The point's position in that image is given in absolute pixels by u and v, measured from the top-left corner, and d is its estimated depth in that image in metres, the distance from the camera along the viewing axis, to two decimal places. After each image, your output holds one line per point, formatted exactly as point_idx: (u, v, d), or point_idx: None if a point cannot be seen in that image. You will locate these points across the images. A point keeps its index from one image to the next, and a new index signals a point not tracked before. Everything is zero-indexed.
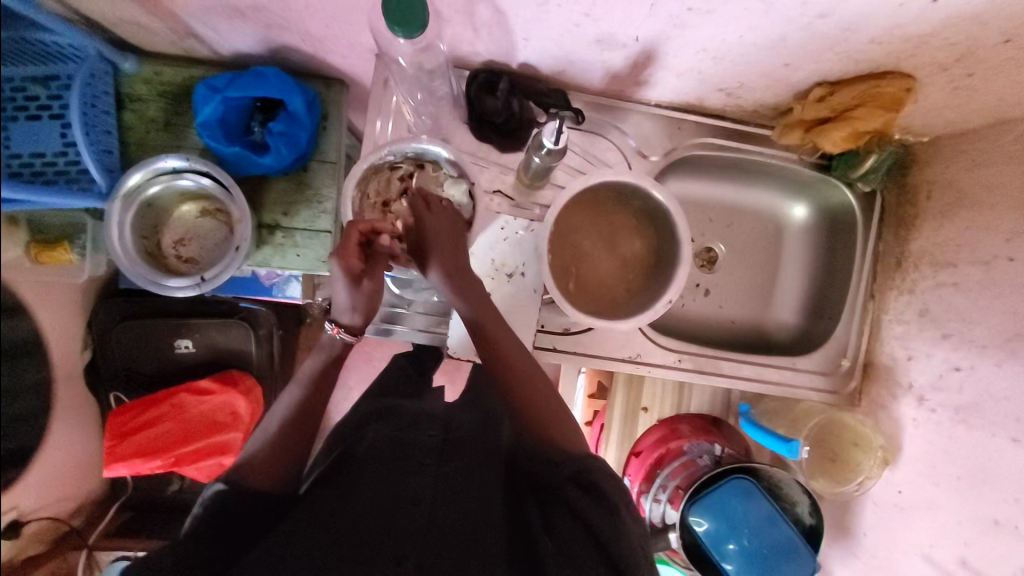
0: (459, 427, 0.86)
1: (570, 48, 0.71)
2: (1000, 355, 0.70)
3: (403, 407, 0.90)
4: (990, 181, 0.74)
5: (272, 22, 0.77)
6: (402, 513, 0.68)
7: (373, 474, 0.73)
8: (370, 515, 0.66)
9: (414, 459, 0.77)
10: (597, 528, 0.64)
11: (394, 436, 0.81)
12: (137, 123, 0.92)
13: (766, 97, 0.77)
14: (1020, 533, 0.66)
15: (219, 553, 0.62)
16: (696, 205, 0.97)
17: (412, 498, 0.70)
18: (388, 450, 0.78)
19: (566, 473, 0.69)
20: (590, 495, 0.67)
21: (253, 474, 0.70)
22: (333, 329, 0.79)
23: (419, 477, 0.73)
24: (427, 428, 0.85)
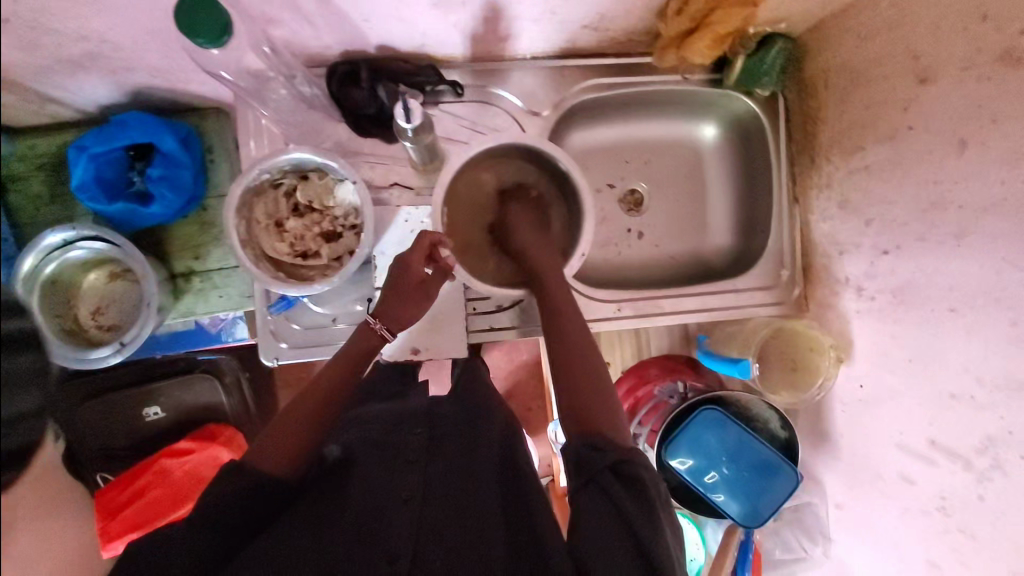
0: (444, 417, 0.77)
1: (414, 18, 0.68)
2: (921, 228, 0.69)
3: (371, 410, 0.79)
4: (876, 55, 0.72)
5: (115, 67, 0.74)
6: (392, 514, 0.63)
7: (363, 477, 0.67)
8: (359, 518, 0.63)
9: (398, 456, 0.70)
10: (611, 483, 0.57)
11: (379, 437, 0.73)
12: (25, 204, 0.91)
13: (634, 20, 0.74)
14: (977, 402, 0.64)
15: (216, 546, 0.57)
16: (606, 150, 0.95)
17: (404, 496, 0.64)
18: (374, 451, 0.71)
19: (603, 461, 0.58)
20: (619, 476, 0.57)
21: (262, 459, 0.63)
22: (376, 324, 0.73)
23: (410, 476, 0.67)
24: (411, 427, 0.74)
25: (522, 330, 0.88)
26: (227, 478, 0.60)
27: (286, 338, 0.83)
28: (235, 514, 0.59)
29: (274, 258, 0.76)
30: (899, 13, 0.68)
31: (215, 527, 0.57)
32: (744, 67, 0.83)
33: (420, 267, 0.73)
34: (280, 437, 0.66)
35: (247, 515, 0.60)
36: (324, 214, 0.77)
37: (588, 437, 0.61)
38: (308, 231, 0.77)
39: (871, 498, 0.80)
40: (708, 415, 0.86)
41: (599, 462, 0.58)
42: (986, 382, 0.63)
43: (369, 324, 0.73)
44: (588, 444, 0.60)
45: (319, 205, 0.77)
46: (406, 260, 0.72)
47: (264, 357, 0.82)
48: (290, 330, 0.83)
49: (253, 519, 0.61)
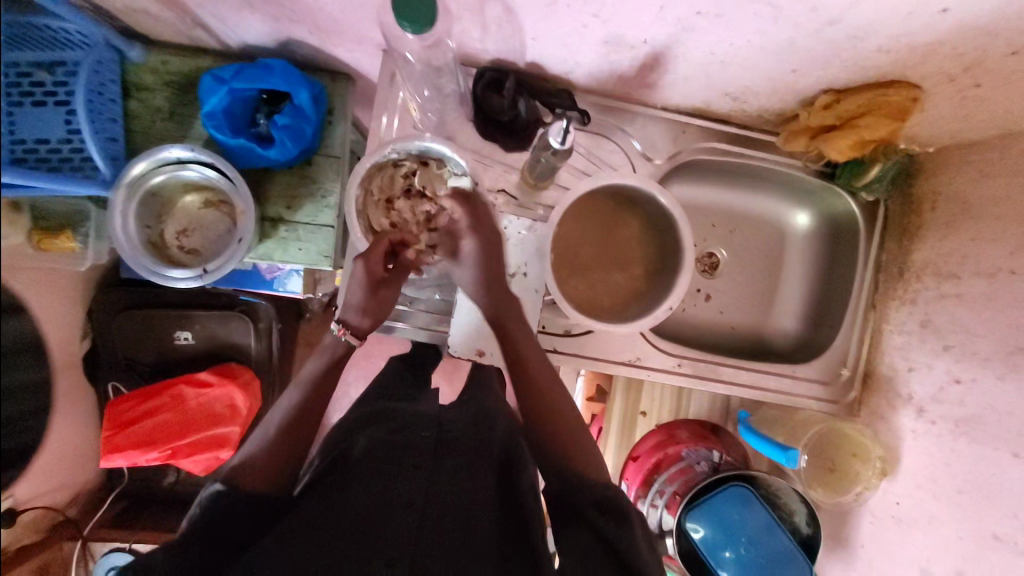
0: (452, 427, 0.83)
1: (576, 48, 0.71)
2: (1002, 368, 0.70)
3: (396, 406, 0.87)
4: (997, 194, 0.74)
5: (280, 14, 0.77)
6: (394, 517, 0.65)
7: (367, 477, 0.71)
8: (363, 514, 0.66)
9: (404, 461, 0.74)
10: (595, 516, 0.66)
11: (387, 437, 0.78)
12: (142, 112, 0.93)
13: (774, 102, 0.77)
14: (1019, 549, 0.65)
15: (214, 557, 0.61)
16: (701, 209, 0.97)
17: (405, 501, 0.68)
18: (382, 450, 0.75)
19: (586, 500, 0.68)
20: (601, 511, 0.67)
21: (249, 475, 0.68)
22: (340, 330, 0.74)
23: (411, 481, 0.71)
24: (421, 428, 0.81)
25: None
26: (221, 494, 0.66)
27: None
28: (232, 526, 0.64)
29: (377, 233, 0.78)
30: None
31: (211, 545, 0.62)
32: (875, 175, 0.84)
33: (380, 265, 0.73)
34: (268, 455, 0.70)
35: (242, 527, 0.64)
36: (434, 202, 0.79)
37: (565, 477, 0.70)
38: (414, 215, 0.79)
39: None
40: (736, 490, 0.86)
41: (581, 501, 0.68)
42: None
43: (335, 332, 0.74)
44: (571, 493, 0.69)
45: (430, 192, 0.79)
46: (367, 262, 0.72)
47: (338, 319, 0.84)
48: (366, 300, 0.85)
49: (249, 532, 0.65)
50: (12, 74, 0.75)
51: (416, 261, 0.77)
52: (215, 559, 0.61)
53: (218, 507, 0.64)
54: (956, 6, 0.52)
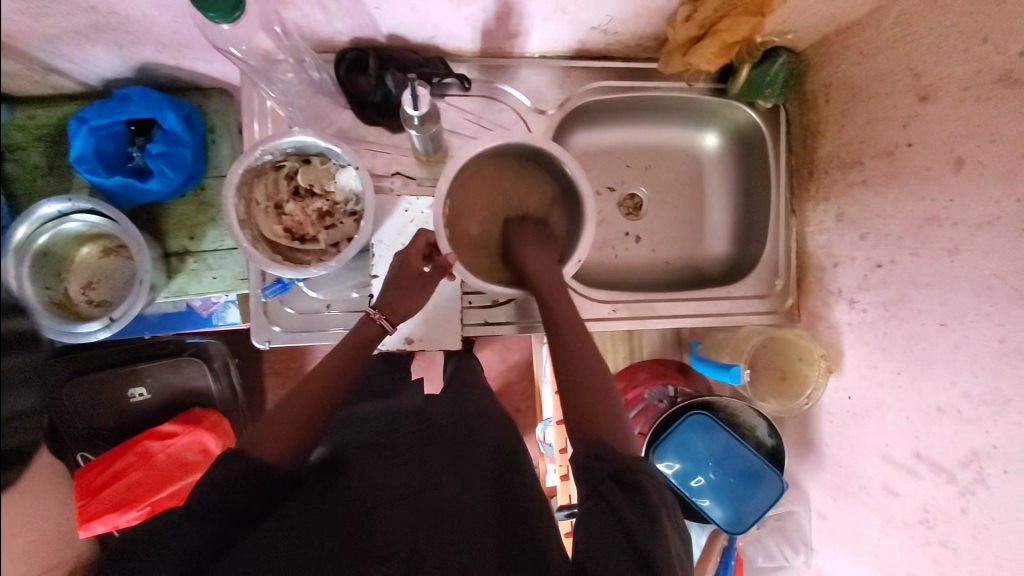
0: (438, 420, 0.80)
1: (425, 9, 0.68)
2: (915, 242, 0.70)
3: (368, 413, 0.83)
4: (879, 71, 0.73)
5: (122, 40, 0.74)
6: (387, 508, 0.62)
7: (359, 476, 0.68)
8: (353, 510, 0.62)
9: (395, 457, 0.71)
10: (611, 488, 0.55)
11: (372, 441, 0.75)
12: (22, 173, 0.89)
13: (644, 25, 0.75)
14: (963, 416, 0.65)
15: (205, 541, 0.54)
16: (610, 152, 0.95)
17: (398, 491, 0.64)
18: (369, 452, 0.72)
19: (603, 471, 0.56)
20: (621, 485, 0.55)
21: (261, 447, 0.63)
22: (377, 315, 0.74)
23: (403, 473, 0.68)
24: (408, 426, 0.79)
25: (520, 325, 0.88)
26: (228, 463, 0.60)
27: (280, 321, 0.82)
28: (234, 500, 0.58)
29: (271, 240, 0.75)
30: (903, 31, 0.69)
31: (208, 515, 0.55)
32: (749, 77, 0.84)
33: (418, 263, 0.75)
34: (286, 425, 0.65)
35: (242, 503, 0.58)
36: (324, 199, 0.77)
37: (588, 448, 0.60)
38: (307, 215, 0.76)
39: (854, 509, 0.80)
40: (695, 420, 0.86)
41: (601, 471, 0.57)
42: (973, 396, 0.64)
43: (369, 316, 0.74)
44: (591, 453, 0.59)
45: (319, 189, 0.77)
46: (406, 256, 0.75)
47: (255, 338, 0.82)
48: (283, 312, 0.83)
49: (245, 512, 0.58)
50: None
51: (448, 264, 0.74)
52: (207, 538, 0.54)
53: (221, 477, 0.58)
54: None
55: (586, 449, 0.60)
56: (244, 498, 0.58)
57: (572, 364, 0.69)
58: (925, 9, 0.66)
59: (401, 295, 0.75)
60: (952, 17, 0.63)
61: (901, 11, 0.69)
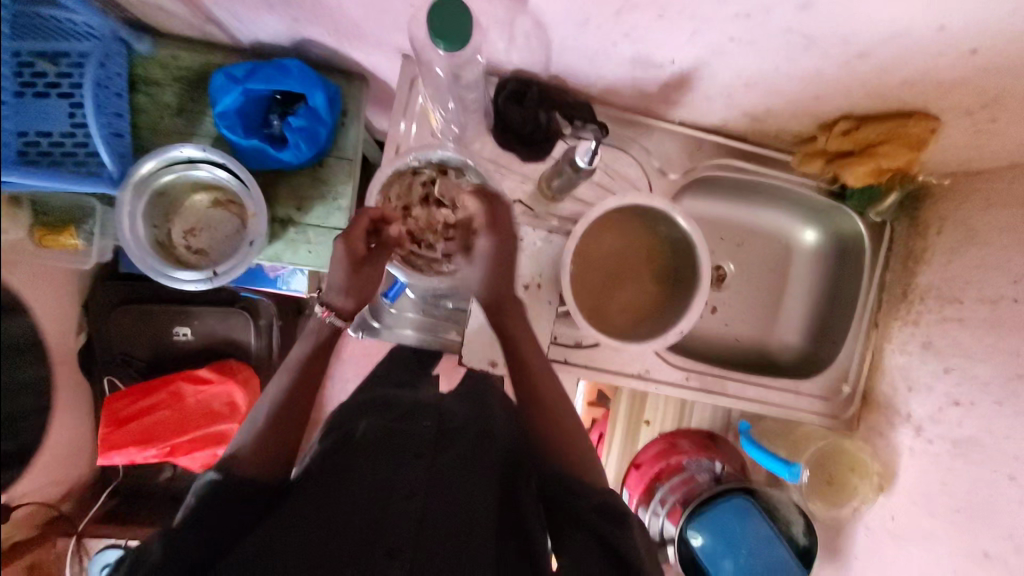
0: (454, 416, 0.85)
1: (603, 64, 0.70)
2: (1001, 393, 0.73)
3: (384, 393, 0.89)
4: (1003, 223, 0.76)
5: (299, 16, 0.76)
6: (396, 509, 0.70)
7: (369, 467, 0.74)
8: (359, 508, 0.69)
9: (407, 449, 0.78)
10: (594, 517, 0.71)
11: (389, 426, 0.81)
12: (151, 108, 0.91)
13: (792, 125, 0.78)
14: (1009, 567, 0.68)
15: (211, 545, 0.63)
16: (712, 223, 0.98)
17: (406, 493, 0.72)
18: (382, 442, 0.78)
19: (587, 503, 0.72)
20: (601, 513, 0.71)
21: (247, 466, 0.70)
22: (325, 313, 0.77)
23: (412, 472, 0.74)
24: (422, 416, 0.84)
25: None
26: (215, 487, 0.67)
27: (379, 318, 0.86)
28: (235, 510, 0.67)
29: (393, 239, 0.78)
30: None
31: (213, 523, 0.64)
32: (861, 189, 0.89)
33: (361, 245, 0.73)
34: (264, 441, 0.72)
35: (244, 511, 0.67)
36: (452, 212, 0.79)
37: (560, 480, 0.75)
38: (431, 223, 0.79)
39: None
40: (738, 503, 0.89)
41: (581, 503, 0.73)
42: None
43: (318, 314, 0.77)
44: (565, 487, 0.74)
45: (449, 201, 0.79)
46: (349, 242, 0.72)
47: (352, 328, 0.85)
48: (383, 309, 0.86)
49: (244, 521, 0.67)
50: (14, 65, 0.74)
51: (394, 240, 0.74)
52: (213, 540, 0.64)
53: (220, 495, 0.66)
54: (984, 47, 0.53)
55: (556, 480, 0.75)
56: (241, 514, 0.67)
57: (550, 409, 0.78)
58: None
59: (353, 292, 0.76)
60: None
61: None
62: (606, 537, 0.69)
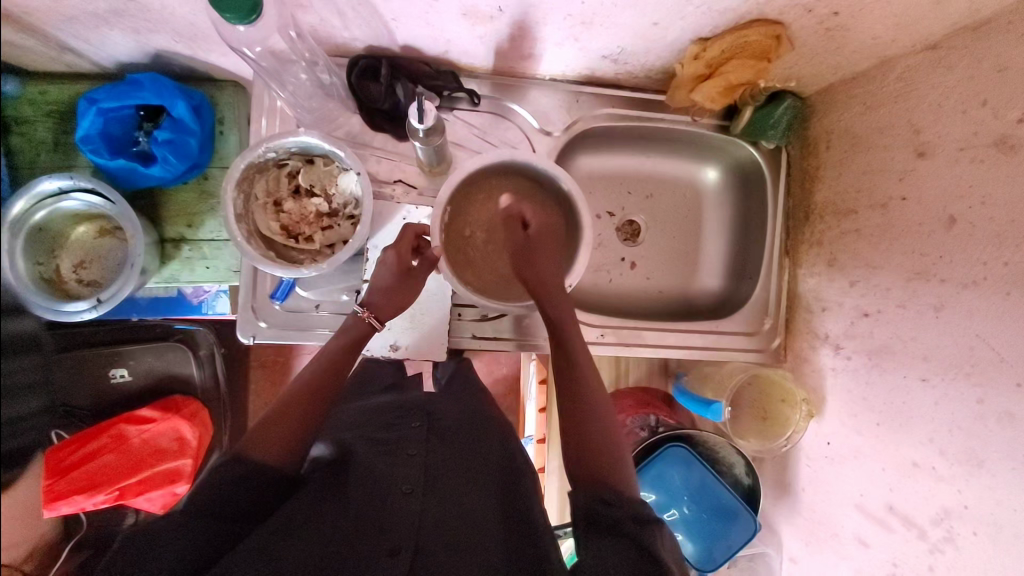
0: (443, 417, 0.79)
1: (440, 25, 0.69)
2: (903, 295, 0.70)
3: (365, 403, 0.81)
4: (880, 123, 0.74)
5: (139, 26, 0.75)
6: (394, 505, 0.62)
7: (363, 471, 0.67)
8: (357, 506, 0.62)
9: (399, 450, 0.71)
10: (630, 525, 0.52)
11: (376, 436, 0.73)
12: (25, 147, 0.89)
13: (655, 59, 0.77)
14: (938, 473, 0.65)
15: (200, 544, 0.53)
16: (611, 177, 0.96)
17: (405, 488, 0.64)
18: (373, 446, 0.71)
19: (621, 514, 0.53)
20: (639, 525, 0.52)
21: (262, 448, 0.60)
22: (366, 313, 0.72)
23: (409, 468, 0.68)
24: (410, 420, 0.77)
25: (517, 342, 0.88)
26: (227, 465, 0.58)
27: (266, 318, 0.82)
28: (231, 503, 0.56)
29: (266, 236, 0.75)
30: (907, 87, 0.70)
31: (210, 516, 0.54)
32: (751, 118, 0.86)
33: (408, 257, 0.74)
34: (287, 426, 0.62)
35: (248, 502, 0.57)
36: (325, 200, 0.77)
37: (592, 490, 0.56)
38: (305, 214, 0.77)
39: (823, 555, 0.80)
40: (675, 452, 0.86)
41: (615, 513, 0.53)
42: (948, 454, 0.64)
43: (358, 314, 0.72)
44: (599, 497, 0.55)
45: (320, 190, 0.78)
46: (396, 251, 0.74)
47: (240, 333, 0.82)
48: (271, 309, 0.83)
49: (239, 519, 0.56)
50: None
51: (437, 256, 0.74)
52: (209, 539, 0.54)
53: (222, 479, 0.57)
54: None
55: (591, 491, 0.57)
56: (245, 510, 0.57)
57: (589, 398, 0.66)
58: (929, 69, 0.68)
59: (392, 293, 0.74)
60: (955, 79, 0.64)
61: (906, 68, 0.70)
62: (649, 545, 0.50)
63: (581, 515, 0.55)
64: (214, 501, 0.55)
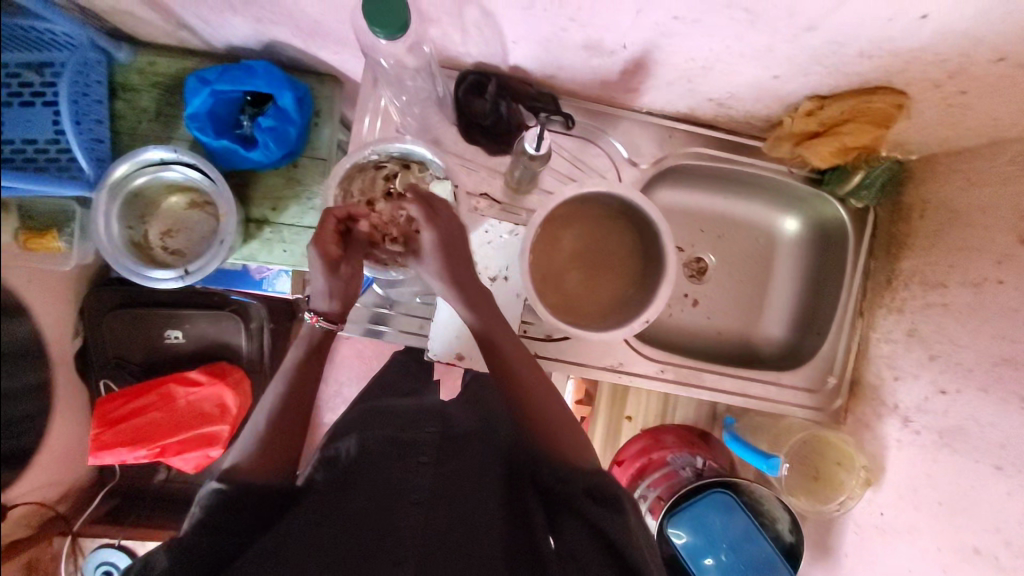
0: (455, 423, 0.83)
1: (557, 52, 0.70)
2: (986, 379, 0.69)
3: (391, 403, 0.86)
4: (985, 202, 0.73)
5: (261, 16, 0.77)
6: (402, 513, 0.65)
7: (373, 473, 0.70)
8: (368, 510, 0.65)
9: (410, 456, 0.74)
10: (587, 503, 0.64)
11: (390, 437, 0.76)
12: (128, 113, 0.92)
13: (759, 108, 0.77)
14: (999, 564, 0.64)
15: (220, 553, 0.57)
16: (690, 215, 0.96)
17: (415, 498, 0.67)
18: (386, 450, 0.74)
19: (580, 488, 0.65)
20: (596, 498, 0.65)
21: (251, 468, 0.64)
22: (315, 318, 0.73)
23: (417, 478, 0.70)
24: (425, 424, 0.81)
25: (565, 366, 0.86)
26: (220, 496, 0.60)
27: None
28: (250, 515, 0.61)
29: None
30: (1020, 172, 0.69)
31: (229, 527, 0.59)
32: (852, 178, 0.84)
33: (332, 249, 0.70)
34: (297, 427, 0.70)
35: (257, 515, 0.61)
36: None
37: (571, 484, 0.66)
38: None
39: None
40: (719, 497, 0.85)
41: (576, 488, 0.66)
42: (1013, 546, 0.63)
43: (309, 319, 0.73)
44: (583, 488, 0.65)
45: None
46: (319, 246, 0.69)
47: None
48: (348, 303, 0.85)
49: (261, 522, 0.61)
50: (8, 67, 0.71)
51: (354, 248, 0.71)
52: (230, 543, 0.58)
53: (224, 502, 0.60)
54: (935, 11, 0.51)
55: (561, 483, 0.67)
56: (260, 514, 0.62)
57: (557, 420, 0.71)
58: None
59: (343, 295, 0.72)
60: None
61: (1021, 152, 0.69)
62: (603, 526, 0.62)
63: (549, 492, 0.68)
64: (227, 516, 0.59)
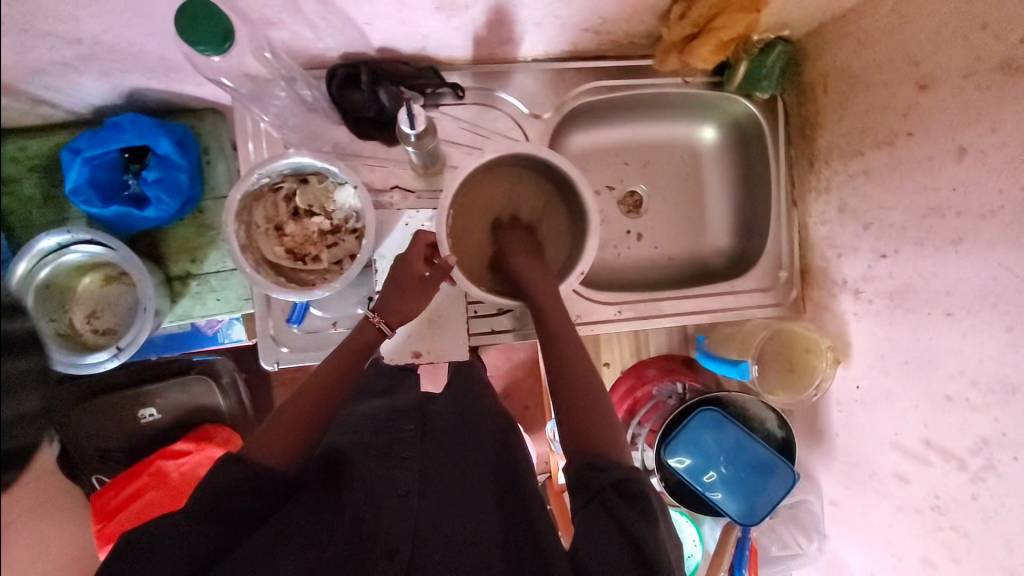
0: (438, 414, 0.79)
1: (415, 21, 0.68)
2: (919, 232, 0.69)
3: (360, 407, 0.79)
4: (877, 59, 0.72)
5: (109, 68, 0.73)
6: (389, 510, 0.64)
7: (359, 475, 0.68)
8: (354, 514, 0.64)
9: (396, 453, 0.71)
10: (613, 498, 0.55)
11: (371, 440, 0.73)
12: (16, 206, 0.88)
13: (636, 21, 0.77)
14: (972, 404, 0.65)
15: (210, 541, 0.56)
16: (609, 151, 0.94)
17: (402, 491, 0.66)
18: (370, 452, 0.71)
19: (604, 480, 0.57)
20: (622, 494, 0.56)
21: (261, 450, 0.61)
22: (376, 318, 0.71)
23: (405, 473, 0.68)
24: (404, 423, 0.76)
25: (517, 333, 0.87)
26: (229, 468, 0.58)
27: (288, 342, 0.82)
28: (237, 505, 0.58)
29: (273, 262, 0.75)
30: (900, 20, 0.69)
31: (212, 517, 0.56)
32: (745, 71, 0.84)
33: (420, 266, 0.72)
34: (290, 423, 0.64)
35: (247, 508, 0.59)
36: (325, 218, 0.76)
37: (587, 455, 0.60)
38: (308, 235, 0.76)
39: (864, 496, 0.80)
40: (706, 415, 0.86)
41: (601, 480, 0.57)
42: (981, 384, 0.63)
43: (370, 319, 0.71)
44: (587, 463, 0.59)
45: (319, 209, 0.76)
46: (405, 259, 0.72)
47: (264, 361, 0.82)
48: (290, 333, 0.83)
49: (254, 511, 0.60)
50: None
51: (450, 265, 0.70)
52: (217, 533, 0.57)
53: (221, 482, 0.57)
54: None
55: (582, 456, 0.60)
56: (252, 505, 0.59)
57: (573, 380, 0.68)
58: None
59: (401, 297, 0.72)
60: (949, 4, 0.62)
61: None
62: (626, 522, 0.54)
63: (572, 482, 0.59)
64: (215, 501, 0.57)
